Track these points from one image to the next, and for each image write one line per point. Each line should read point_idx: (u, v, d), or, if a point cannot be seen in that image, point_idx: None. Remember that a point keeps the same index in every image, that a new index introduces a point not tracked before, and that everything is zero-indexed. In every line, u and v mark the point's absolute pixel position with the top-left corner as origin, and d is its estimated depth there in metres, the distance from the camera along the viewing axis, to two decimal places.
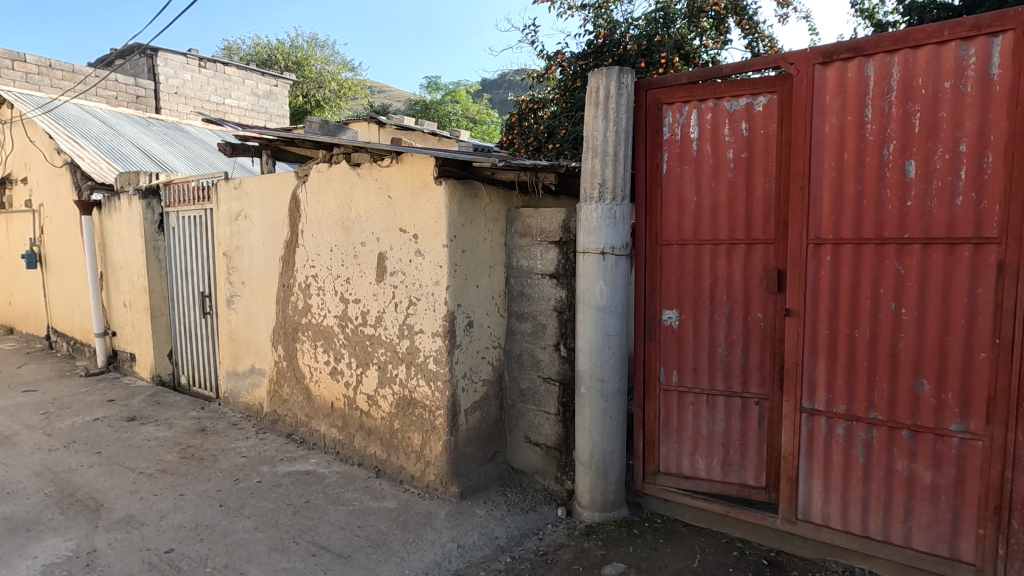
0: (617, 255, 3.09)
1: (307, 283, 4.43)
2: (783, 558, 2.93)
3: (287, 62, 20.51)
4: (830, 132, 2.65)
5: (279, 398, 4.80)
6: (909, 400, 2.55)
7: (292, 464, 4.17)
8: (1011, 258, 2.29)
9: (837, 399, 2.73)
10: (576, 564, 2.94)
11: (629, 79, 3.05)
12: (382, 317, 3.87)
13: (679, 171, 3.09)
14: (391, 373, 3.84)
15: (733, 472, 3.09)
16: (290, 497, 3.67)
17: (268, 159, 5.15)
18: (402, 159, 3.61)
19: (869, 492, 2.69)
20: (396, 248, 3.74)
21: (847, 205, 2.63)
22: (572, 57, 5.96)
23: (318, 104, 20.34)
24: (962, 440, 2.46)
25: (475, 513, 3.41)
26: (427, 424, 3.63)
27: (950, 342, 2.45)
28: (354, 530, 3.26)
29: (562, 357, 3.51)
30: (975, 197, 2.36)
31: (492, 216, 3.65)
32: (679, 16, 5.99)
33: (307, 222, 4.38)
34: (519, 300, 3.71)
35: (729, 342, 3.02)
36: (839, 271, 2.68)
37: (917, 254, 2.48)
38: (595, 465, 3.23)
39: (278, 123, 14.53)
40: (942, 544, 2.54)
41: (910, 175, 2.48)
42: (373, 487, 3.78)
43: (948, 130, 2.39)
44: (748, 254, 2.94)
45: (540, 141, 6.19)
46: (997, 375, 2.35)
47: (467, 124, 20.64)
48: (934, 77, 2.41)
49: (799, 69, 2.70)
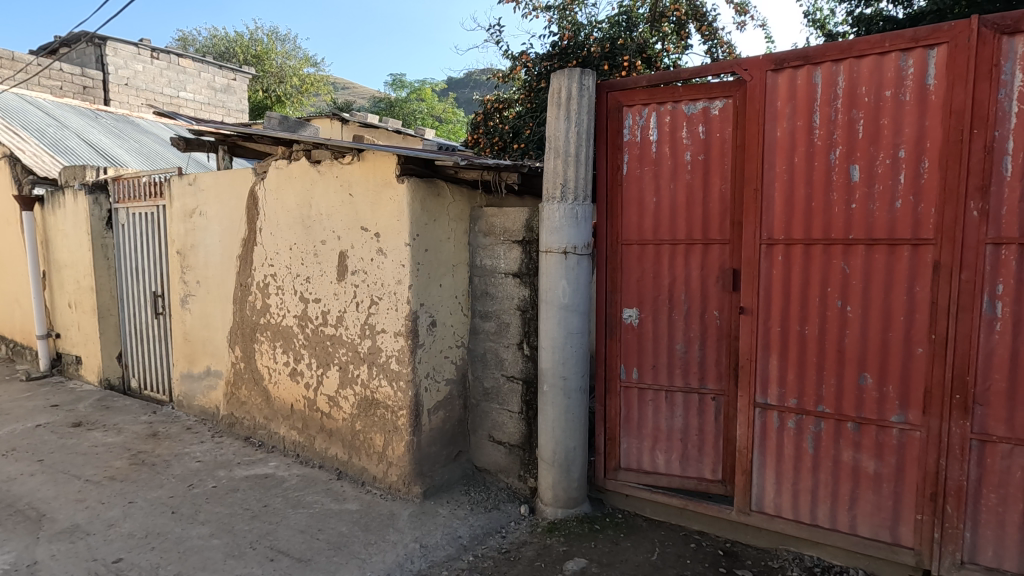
0: (579, 255, 3.14)
1: (266, 283, 4.32)
2: (738, 548, 3.03)
3: (245, 54, 19.92)
4: (782, 136, 2.75)
5: (236, 400, 4.67)
6: (855, 394, 2.68)
7: (250, 467, 4.07)
8: (945, 258, 2.43)
9: (789, 394, 2.84)
10: (539, 560, 2.97)
11: (590, 81, 3.10)
12: (343, 317, 3.81)
13: (639, 171, 3.15)
14: (352, 373, 3.78)
15: (691, 466, 3.17)
16: (247, 501, 3.58)
17: (225, 155, 5.00)
18: (364, 157, 3.57)
19: (818, 482, 2.81)
20: (357, 247, 3.68)
21: (797, 206, 2.74)
22: (537, 58, 6.01)
23: (278, 99, 19.82)
24: (902, 431, 2.59)
25: (439, 512, 3.40)
26: (390, 425, 3.60)
27: (891, 339, 2.58)
28: (314, 533, 3.21)
29: (525, 356, 3.53)
30: (913, 200, 2.49)
31: (456, 215, 3.64)
32: (642, 20, 6.10)
33: (266, 220, 4.27)
34: (482, 300, 3.71)
35: (687, 340, 3.10)
36: (790, 270, 2.78)
37: (861, 254, 2.61)
38: (558, 463, 3.26)
39: (236, 118, 14.08)
40: (884, 530, 2.67)
41: (854, 178, 2.60)
42: (334, 490, 3.72)
43: (889, 137, 2.52)
44: (705, 254, 3.02)
45: (505, 141, 6.20)
46: (933, 369, 2.49)
47: (433, 123, 20.48)
48: (876, 86, 2.53)
49: (752, 75, 2.79)
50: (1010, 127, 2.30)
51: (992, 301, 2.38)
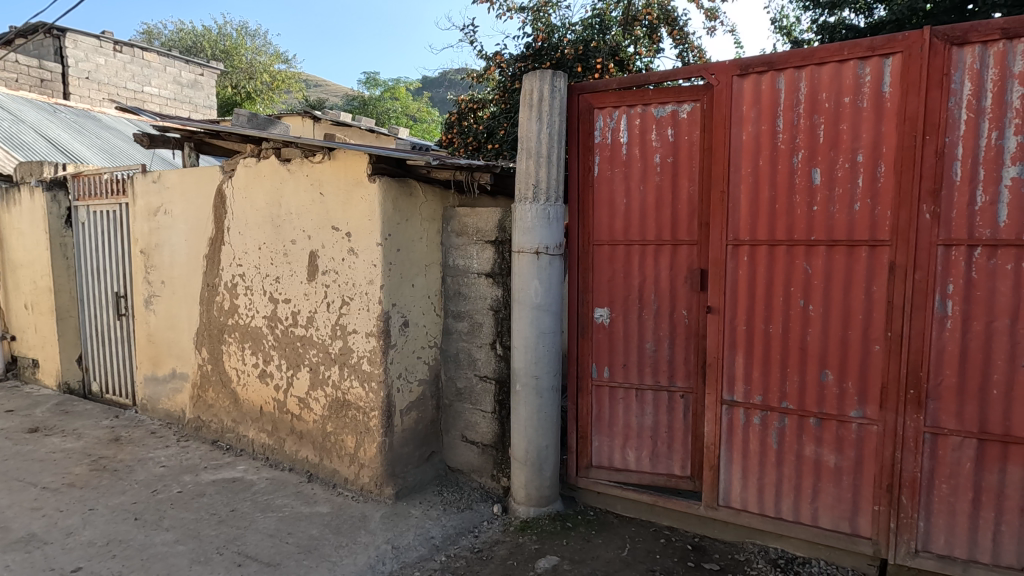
0: (551, 255, 3.16)
1: (234, 283, 4.24)
2: (706, 543, 3.10)
3: (214, 50, 19.45)
4: (747, 139, 2.82)
5: (203, 403, 4.57)
6: (816, 390, 2.76)
7: (217, 471, 3.98)
8: (900, 259, 2.53)
9: (754, 391, 2.91)
10: (511, 559, 2.98)
11: (562, 83, 3.13)
12: (314, 317, 3.76)
13: (610, 173, 3.19)
14: (323, 375, 3.74)
15: (661, 463, 3.22)
16: (214, 506, 3.50)
17: (191, 152, 4.88)
18: (335, 155, 3.53)
19: (782, 477, 2.89)
20: (328, 247, 3.64)
21: (762, 208, 2.81)
22: (511, 59, 6.04)
23: (248, 96, 19.39)
24: (860, 425, 2.69)
25: (411, 513, 3.39)
26: (361, 426, 3.56)
27: (850, 337, 2.68)
28: (284, 537, 3.16)
29: (498, 356, 3.54)
30: (871, 203, 2.59)
31: (428, 215, 3.63)
32: (614, 24, 6.17)
33: (234, 219, 4.19)
34: (455, 300, 3.71)
35: (657, 339, 3.15)
36: (755, 270, 2.86)
37: (822, 255, 2.69)
38: (530, 461, 3.28)
39: (202, 115, 13.72)
40: (845, 521, 2.76)
41: (816, 181, 2.68)
42: (305, 492, 3.67)
43: (848, 142, 2.61)
44: (674, 254, 3.08)
45: (479, 141, 6.19)
46: (889, 365, 2.59)
47: (407, 122, 20.32)
48: (836, 92, 2.62)
49: (719, 80, 2.86)
50: (960, 134, 2.41)
51: (943, 301, 2.48)
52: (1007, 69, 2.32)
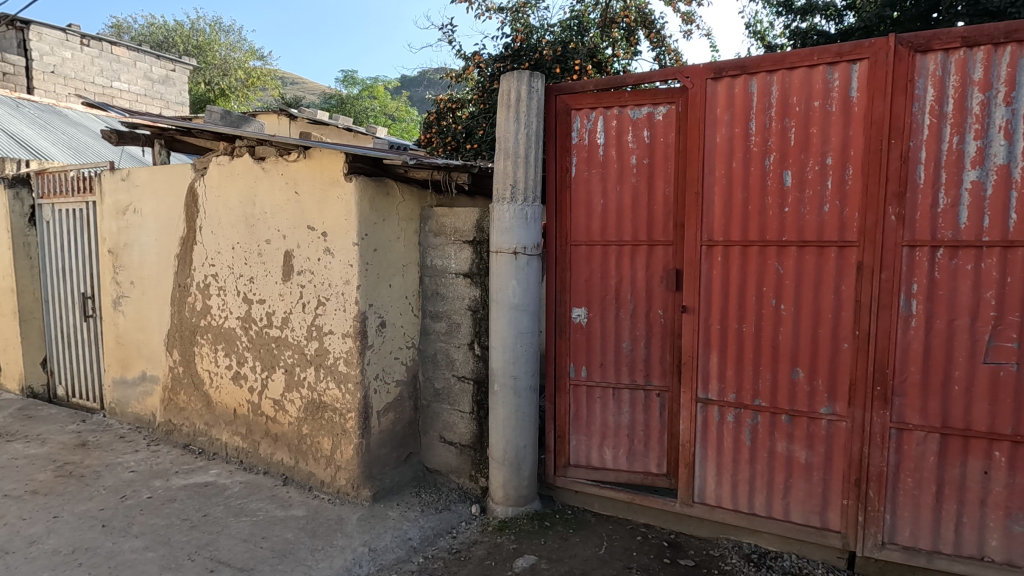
0: (529, 255, 3.17)
1: (206, 284, 4.15)
2: (681, 539, 3.14)
3: (186, 45, 19.01)
4: (720, 142, 2.87)
5: (174, 406, 4.47)
6: (788, 387, 2.82)
7: (189, 476, 3.90)
8: (868, 259, 2.60)
9: (728, 389, 2.96)
10: (489, 559, 2.98)
11: (539, 84, 3.15)
12: (289, 318, 3.71)
13: (587, 174, 3.21)
14: (299, 376, 3.69)
15: (638, 461, 3.26)
16: (186, 511, 3.42)
17: (162, 150, 4.77)
18: (311, 154, 3.49)
19: (755, 473, 2.94)
20: (304, 247, 3.59)
21: (735, 209, 2.86)
22: (489, 60, 6.02)
23: (222, 93, 19.02)
24: (830, 422, 2.76)
25: (388, 515, 3.37)
26: (338, 428, 3.53)
27: (820, 335, 2.74)
28: (258, 542, 3.11)
29: (476, 356, 3.54)
30: (839, 205, 2.65)
31: (406, 215, 3.61)
32: (592, 25, 6.21)
33: (206, 218, 4.11)
34: (433, 300, 3.70)
35: (633, 338, 3.19)
36: (729, 271, 2.91)
37: (793, 256, 2.76)
38: (508, 461, 3.29)
39: (175, 111, 13.53)
40: (815, 516, 2.83)
41: (787, 183, 2.74)
42: (280, 496, 3.61)
43: (818, 145, 2.67)
44: (650, 254, 3.12)
45: (458, 141, 6.18)
46: (857, 363, 2.66)
47: (386, 121, 20.14)
48: (806, 96, 2.68)
49: (693, 83, 2.91)
50: (923, 138, 2.48)
51: (908, 300, 2.56)
52: (968, 76, 2.40)
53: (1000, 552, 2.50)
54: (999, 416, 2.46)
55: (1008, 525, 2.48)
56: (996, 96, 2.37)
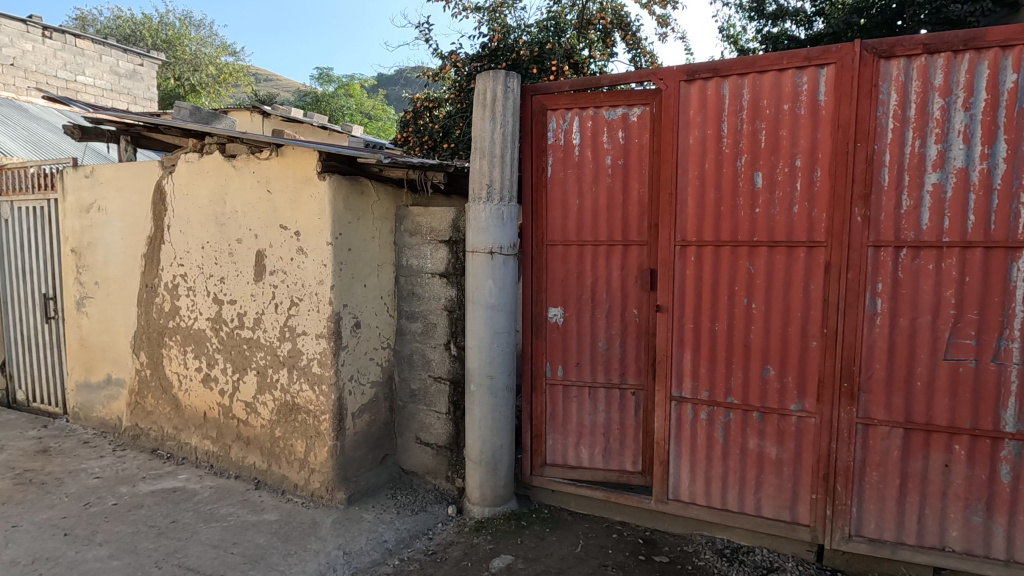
0: (505, 255, 3.17)
1: (175, 284, 4.05)
2: (656, 536, 3.18)
3: (154, 39, 18.43)
4: (694, 143, 2.91)
5: (141, 410, 4.34)
6: (759, 385, 2.88)
7: (157, 481, 3.79)
8: (835, 259, 2.67)
9: (701, 387, 3.01)
10: (465, 560, 2.97)
11: (515, 84, 3.15)
12: (261, 318, 3.64)
13: (563, 174, 3.22)
14: (272, 378, 3.62)
15: (613, 459, 3.28)
16: (153, 518, 3.33)
17: (129, 146, 4.62)
18: (283, 152, 3.43)
19: (727, 469, 2.99)
20: (276, 246, 3.53)
21: (708, 209, 2.91)
22: (466, 59, 6.00)
23: (192, 89, 18.58)
24: (799, 418, 2.82)
25: (363, 518, 3.33)
26: (312, 430, 3.47)
27: (790, 333, 2.80)
28: (228, 548, 3.04)
29: (452, 356, 3.53)
30: (808, 206, 2.71)
31: (381, 214, 3.57)
32: (569, 26, 6.23)
33: (174, 217, 4.01)
34: (408, 300, 3.67)
35: (609, 338, 3.21)
36: (702, 270, 2.95)
37: (764, 256, 2.81)
38: (485, 461, 3.28)
39: (143, 107, 13.19)
40: (785, 510, 2.88)
41: (758, 185, 2.79)
42: (251, 500, 3.54)
43: (787, 147, 2.73)
44: (625, 254, 3.14)
45: (435, 140, 6.14)
46: (826, 360, 2.72)
47: (362, 119, 19.92)
48: (776, 99, 2.73)
49: (667, 85, 2.94)
50: (887, 141, 2.56)
51: (873, 299, 2.63)
52: (929, 81, 2.48)
53: (960, 541, 2.59)
54: (959, 410, 2.54)
55: (968, 516, 2.57)
56: (956, 102, 2.45)
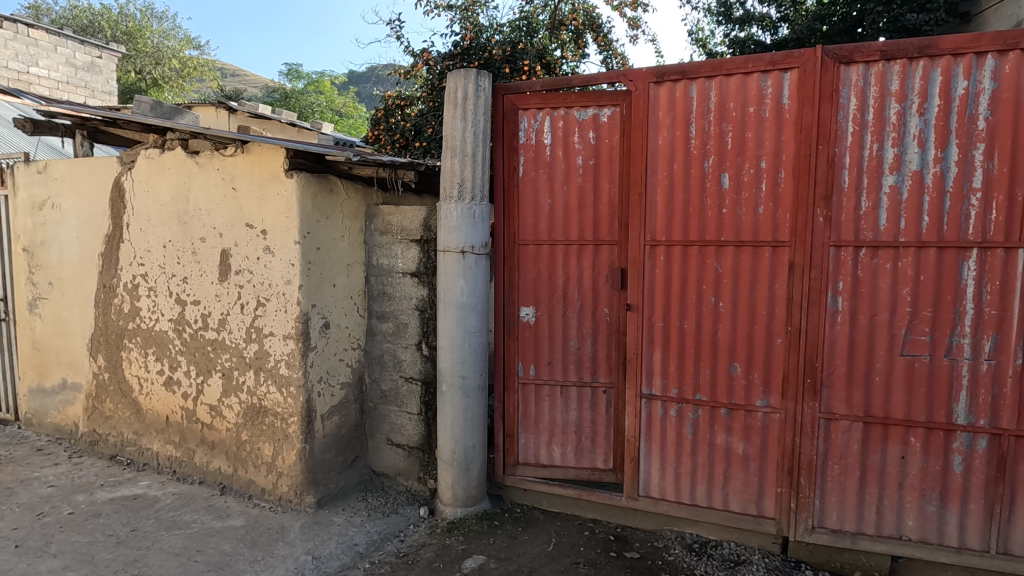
0: (477, 254, 3.16)
1: (134, 284, 3.91)
2: (627, 532, 3.21)
3: (113, 31, 17.64)
4: (663, 144, 2.95)
5: (99, 415, 4.18)
6: (726, 382, 2.94)
7: (115, 489, 3.66)
8: (799, 259, 2.74)
9: (670, 384, 3.05)
10: (437, 561, 2.95)
11: (486, 83, 3.14)
12: (226, 319, 3.55)
13: (535, 174, 3.23)
14: (237, 381, 3.53)
15: (585, 457, 3.31)
16: (112, 527, 3.21)
17: (84, 140, 4.46)
18: (249, 149, 3.35)
19: (696, 465, 3.04)
20: (242, 245, 3.44)
21: (677, 210, 2.95)
22: (438, 57, 5.94)
23: (155, 84, 18.00)
24: (765, 414, 2.88)
25: (333, 521, 3.28)
26: (279, 433, 3.40)
27: (756, 331, 2.86)
28: (192, 555, 2.95)
29: (424, 356, 3.50)
30: (773, 207, 2.78)
31: (350, 213, 3.52)
32: (542, 27, 6.23)
33: (134, 215, 3.87)
34: (379, 300, 3.62)
35: (580, 336, 3.23)
36: (671, 269, 2.99)
37: (731, 255, 2.87)
38: (457, 462, 3.26)
39: (101, 101, 12.71)
40: (752, 504, 2.95)
41: (724, 186, 2.85)
42: (216, 506, 3.44)
43: (753, 148, 2.79)
44: (596, 254, 3.17)
45: (406, 138, 6.08)
46: (790, 357, 2.80)
47: (332, 117, 19.61)
48: (742, 102, 2.79)
49: (636, 86, 2.98)
50: (847, 144, 2.64)
51: (835, 297, 2.71)
52: (886, 87, 2.57)
53: (916, 530, 2.69)
54: (915, 404, 2.64)
55: (923, 505, 2.67)
56: (911, 107, 2.54)
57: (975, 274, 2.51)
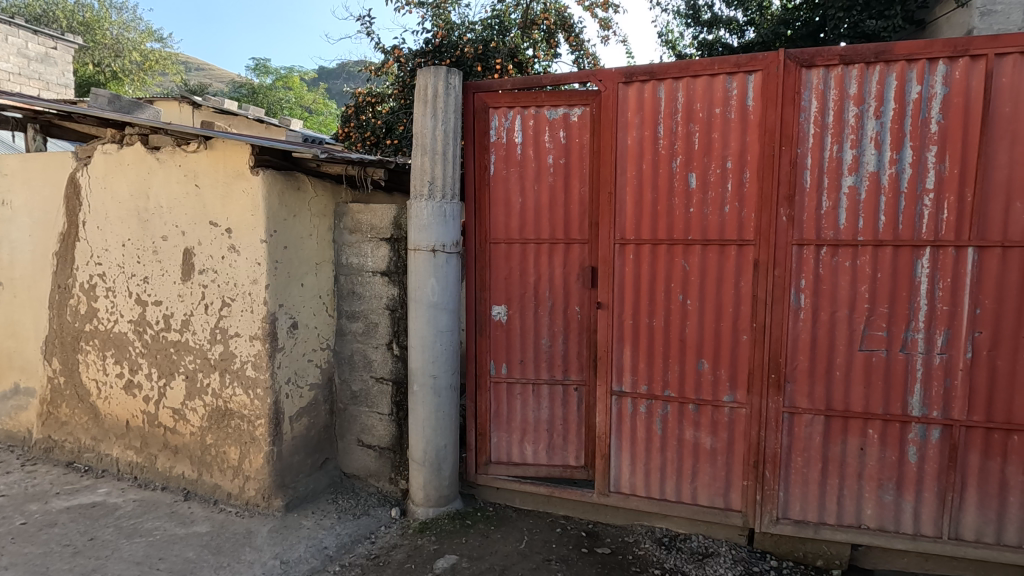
0: (448, 253, 3.14)
1: (92, 284, 3.77)
2: (599, 528, 3.24)
3: (68, 20, 16.77)
4: (632, 144, 2.99)
5: (54, 420, 4.02)
6: (694, 378, 2.99)
7: (72, 497, 3.52)
8: (763, 257, 2.81)
9: (640, 381, 3.09)
10: (409, 562, 2.93)
11: (456, 80, 3.13)
12: (189, 320, 3.45)
13: (505, 172, 3.23)
14: (201, 383, 3.44)
15: (557, 455, 3.32)
16: (68, 536, 3.09)
17: (37, 135, 4.27)
18: (212, 145, 3.26)
19: (665, 460, 3.09)
20: (205, 244, 3.36)
21: (646, 209, 2.99)
22: (410, 54, 5.88)
23: (114, 77, 17.36)
24: (731, 409, 2.95)
25: (302, 524, 3.22)
26: (246, 436, 3.32)
27: (722, 328, 2.93)
28: (154, 563, 2.87)
29: (395, 356, 3.46)
30: (738, 206, 2.84)
31: (318, 211, 3.46)
32: (513, 25, 6.22)
33: (91, 212, 3.73)
34: (348, 300, 3.57)
35: (552, 334, 3.25)
36: (640, 268, 3.03)
37: (698, 254, 2.92)
38: (428, 462, 3.24)
39: (56, 93, 12.21)
40: (719, 498, 3.01)
41: (692, 185, 2.90)
42: (180, 512, 3.34)
43: (719, 149, 2.84)
44: (567, 253, 3.19)
45: (378, 136, 6.01)
46: (755, 354, 2.86)
47: (301, 113, 19.24)
48: (708, 103, 2.84)
49: (606, 86, 3.01)
50: (808, 146, 2.71)
51: (797, 294, 2.79)
52: (845, 90, 2.65)
53: (874, 519, 2.79)
54: (873, 397, 2.74)
55: (880, 494, 2.77)
56: (868, 110, 2.63)
57: (928, 271, 2.62)
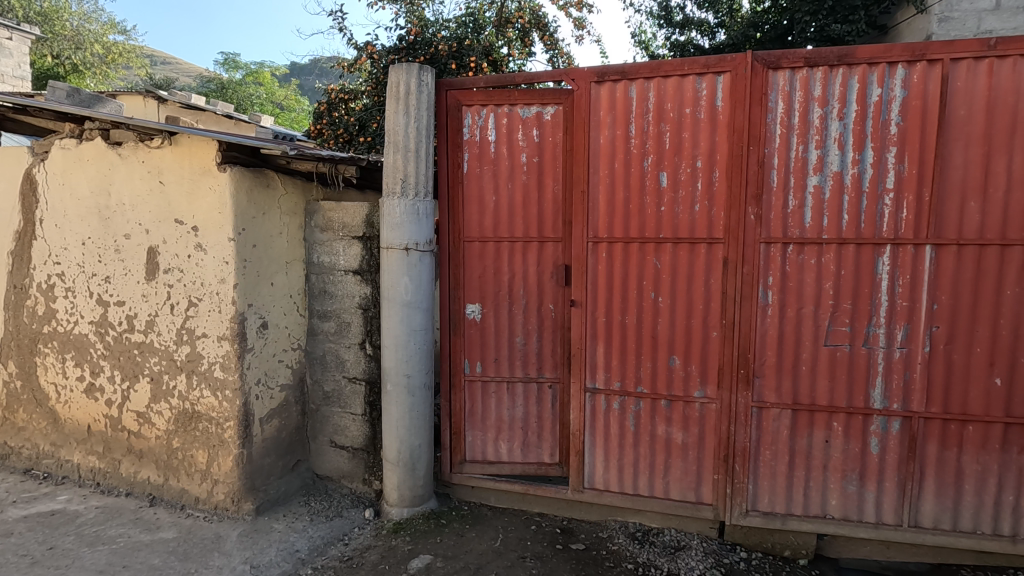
0: (421, 252, 3.12)
1: (50, 284, 3.64)
2: (573, 525, 3.27)
3: (26, 10, 15.78)
4: (604, 143, 3.01)
5: (11, 426, 3.88)
6: (666, 374, 3.03)
7: (30, 505, 3.39)
8: (732, 255, 2.86)
9: (613, 377, 3.12)
10: (383, 563, 2.91)
11: (429, 78, 3.10)
12: (153, 321, 3.35)
13: (479, 171, 3.22)
14: (167, 385, 3.35)
15: (531, 452, 3.34)
16: (25, 546, 2.97)
17: None
18: (177, 141, 3.18)
19: (638, 455, 3.13)
20: (170, 242, 3.27)
21: (618, 208, 3.02)
22: (383, 51, 5.81)
23: (74, 69, 16.74)
24: (702, 404, 3.00)
25: (273, 528, 3.17)
26: (214, 439, 3.25)
27: (693, 325, 2.97)
28: (118, 571, 2.78)
29: (368, 355, 3.43)
30: (708, 205, 2.89)
31: (288, 209, 3.39)
32: (488, 24, 6.19)
33: (48, 210, 3.60)
34: (320, 299, 3.52)
35: (526, 333, 3.25)
36: (613, 266, 3.06)
37: (669, 252, 2.96)
38: (403, 461, 3.22)
39: (11, 85, 11.73)
40: (691, 492, 3.06)
41: (663, 184, 2.94)
42: (145, 518, 3.25)
43: (689, 149, 2.89)
44: (541, 251, 3.20)
45: (351, 133, 5.92)
46: (725, 349, 2.92)
47: (272, 110, 18.87)
48: (679, 104, 2.88)
49: (578, 85, 3.02)
50: (775, 146, 2.77)
51: (765, 291, 2.85)
52: (809, 92, 2.72)
53: (838, 509, 2.87)
54: (837, 391, 2.82)
55: (845, 485, 2.86)
56: (832, 112, 2.70)
57: (889, 268, 2.70)
